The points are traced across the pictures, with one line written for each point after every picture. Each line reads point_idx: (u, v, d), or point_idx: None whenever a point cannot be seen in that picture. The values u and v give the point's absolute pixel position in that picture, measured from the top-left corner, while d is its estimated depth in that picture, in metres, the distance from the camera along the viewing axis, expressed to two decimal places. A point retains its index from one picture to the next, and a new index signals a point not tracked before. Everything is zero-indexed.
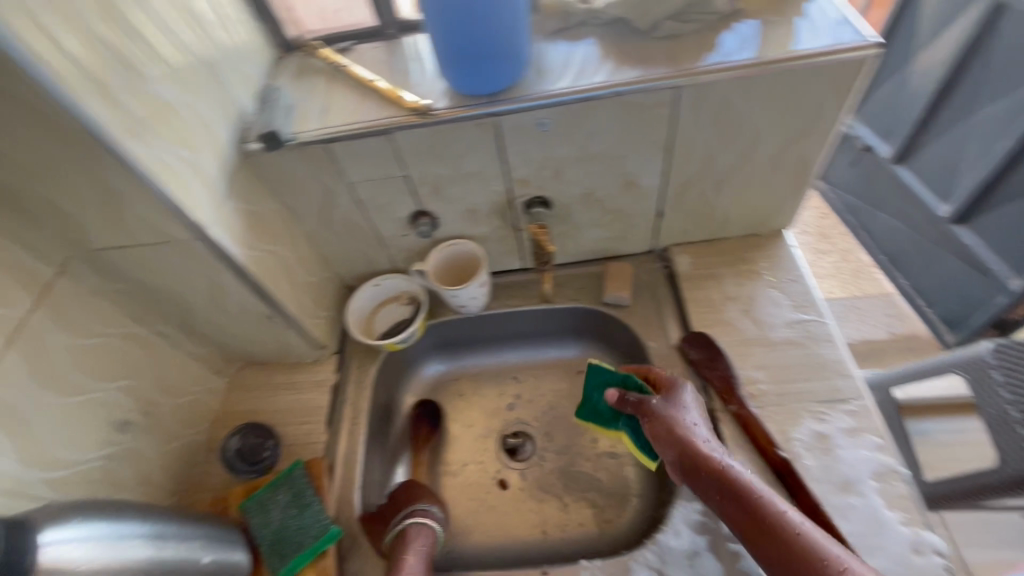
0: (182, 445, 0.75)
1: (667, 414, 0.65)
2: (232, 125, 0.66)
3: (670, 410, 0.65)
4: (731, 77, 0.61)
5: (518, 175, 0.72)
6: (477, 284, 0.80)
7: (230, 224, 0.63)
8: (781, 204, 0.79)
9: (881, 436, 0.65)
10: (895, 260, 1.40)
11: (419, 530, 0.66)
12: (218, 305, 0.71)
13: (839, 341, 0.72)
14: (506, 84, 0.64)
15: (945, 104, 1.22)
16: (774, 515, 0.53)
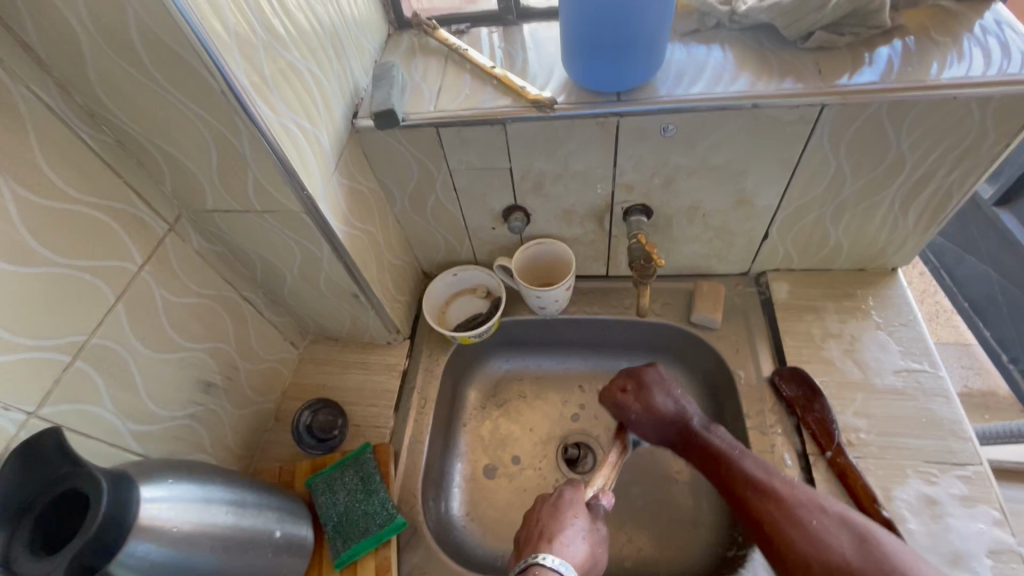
0: (255, 412, 0.76)
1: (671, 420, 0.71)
2: (346, 100, 0.65)
3: (656, 395, 0.72)
4: (885, 100, 0.56)
5: (626, 180, 0.69)
6: (564, 287, 0.77)
7: (335, 199, 0.62)
8: (902, 241, 0.73)
9: (999, 510, 0.59)
10: None
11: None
12: (308, 278, 0.70)
13: (955, 397, 0.66)
14: (633, 84, 0.60)
15: None
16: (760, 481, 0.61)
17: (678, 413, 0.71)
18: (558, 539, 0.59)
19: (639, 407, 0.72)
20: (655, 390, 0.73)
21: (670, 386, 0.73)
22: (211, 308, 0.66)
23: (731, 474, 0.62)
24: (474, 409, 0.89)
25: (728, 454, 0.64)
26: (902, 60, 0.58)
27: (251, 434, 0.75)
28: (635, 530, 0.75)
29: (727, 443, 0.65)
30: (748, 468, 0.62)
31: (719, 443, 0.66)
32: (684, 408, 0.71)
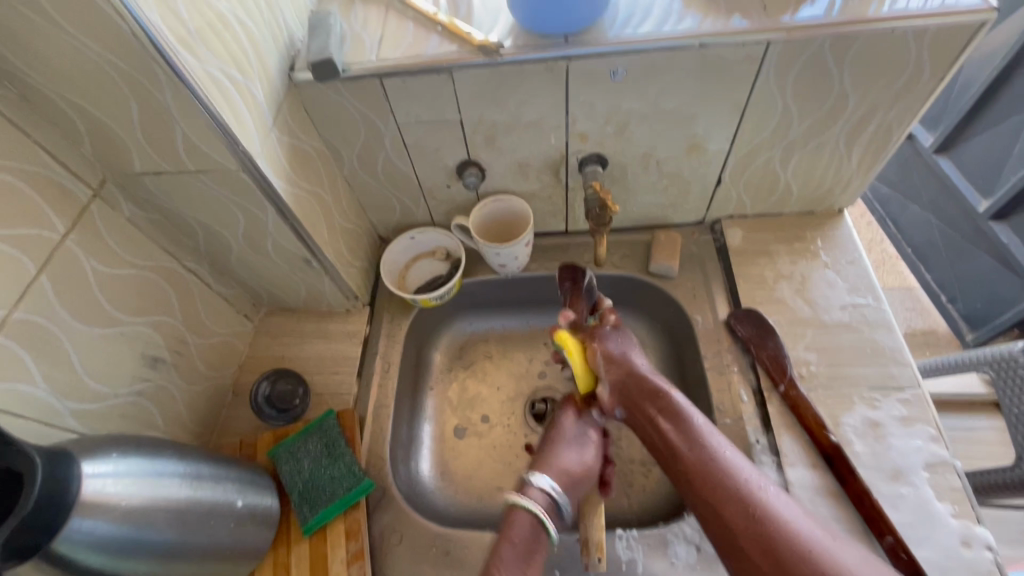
0: (211, 387, 0.73)
1: (616, 371, 0.63)
2: (281, 52, 0.61)
3: (604, 336, 0.66)
4: (828, 34, 0.56)
5: (579, 128, 0.68)
6: (523, 243, 0.76)
7: (275, 157, 0.59)
8: (846, 182, 0.75)
9: (935, 427, 0.63)
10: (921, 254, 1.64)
11: (523, 511, 0.56)
12: (255, 244, 0.67)
13: (895, 327, 0.70)
14: (581, 26, 0.59)
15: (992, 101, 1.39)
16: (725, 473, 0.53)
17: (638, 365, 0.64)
18: (552, 462, 0.61)
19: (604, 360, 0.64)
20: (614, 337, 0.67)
21: (626, 343, 0.67)
22: (151, 280, 0.62)
23: (670, 412, 0.59)
24: (440, 373, 0.88)
25: (664, 394, 0.60)
26: None
27: (207, 410, 0.73)
28: (604, 477, 0.78)
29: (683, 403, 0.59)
30: (689, 414, 0.58)
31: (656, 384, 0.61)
32: (633, 356, 0.65)
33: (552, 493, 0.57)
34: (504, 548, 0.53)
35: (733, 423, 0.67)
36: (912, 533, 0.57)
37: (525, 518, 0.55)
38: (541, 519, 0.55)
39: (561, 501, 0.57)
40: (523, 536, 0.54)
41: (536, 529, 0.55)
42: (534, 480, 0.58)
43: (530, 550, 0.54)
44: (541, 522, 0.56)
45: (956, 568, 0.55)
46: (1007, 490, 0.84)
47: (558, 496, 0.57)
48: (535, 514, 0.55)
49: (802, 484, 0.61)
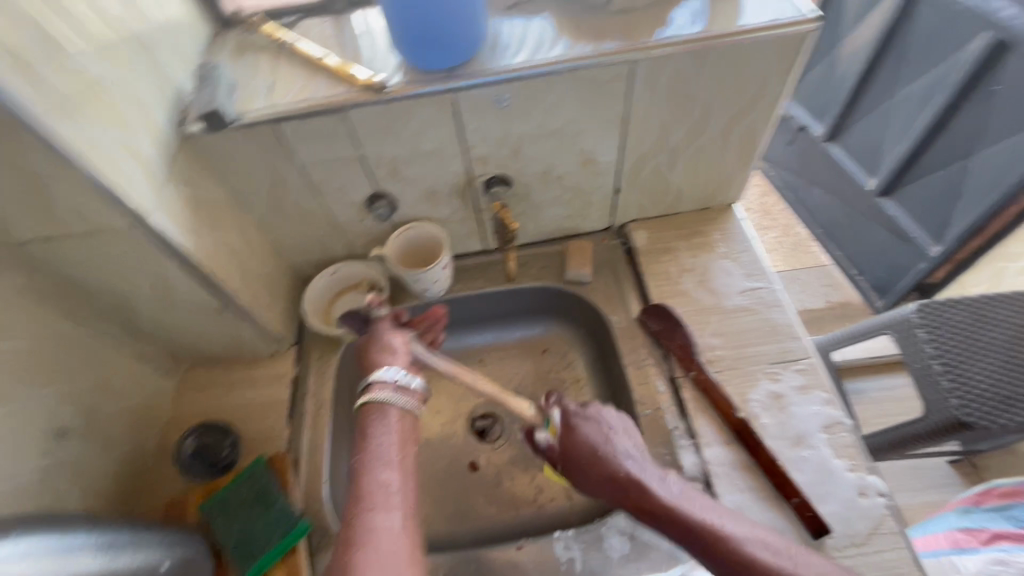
0: (132, 451, 0.71)
1: (577, 454, 0.61)
2: (169, 106, 0.61)
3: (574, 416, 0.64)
4: (682, 51, 0.62)
5: (477, 153, 0.71)
6: (441, 266, 0.78)
7: (172, 210, 0.59)
8: (730, 178, 0.82)
9: (828, 392, 0.69)
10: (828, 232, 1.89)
11: (378, 407, 0.65)
12: (164, 299, 0.66)
13: (787, 305, 0.76)
14: (460, 59, 0.63)
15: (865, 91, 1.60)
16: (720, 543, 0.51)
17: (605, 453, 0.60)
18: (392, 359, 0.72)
19: (577, 441, 0.62)
20: (585, 423, 0.63)
21: (610, 425, 0.63)
22: (51, 349, 0.60)
23: (613, 472, 0.59)
24: None
25: (610, 458, 0.60)
26: (694, 15, 0.65)
27: (130, 475, 0.70)
28: (547, 482, 0.81)
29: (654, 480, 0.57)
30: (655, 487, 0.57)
31: (609, 454, 0.60)
32: (607, 440, 0.61)
33: (392, 378, 0.66)
34: (366, 450, 0.62)
35: (653, 413, 0.71)
36: (817, 491, 0.63)
37: (384, 413, 0.64)
38: (394, 407, 0.65)
39: (393, 375, 0.67)
40: (377, 433, 0.63)
41: (389, 417, 0.64)
42: (376, 375, 0.67)
43: (384, 446, 0.62)
44: (409, 414, 0.66)
45: (856, 517, 0.61)
46: (933, 435, 1.04)
47: (403, 377, 0.67)
48: (388, 401, 0.65)
49: (718, 461, 0.66)
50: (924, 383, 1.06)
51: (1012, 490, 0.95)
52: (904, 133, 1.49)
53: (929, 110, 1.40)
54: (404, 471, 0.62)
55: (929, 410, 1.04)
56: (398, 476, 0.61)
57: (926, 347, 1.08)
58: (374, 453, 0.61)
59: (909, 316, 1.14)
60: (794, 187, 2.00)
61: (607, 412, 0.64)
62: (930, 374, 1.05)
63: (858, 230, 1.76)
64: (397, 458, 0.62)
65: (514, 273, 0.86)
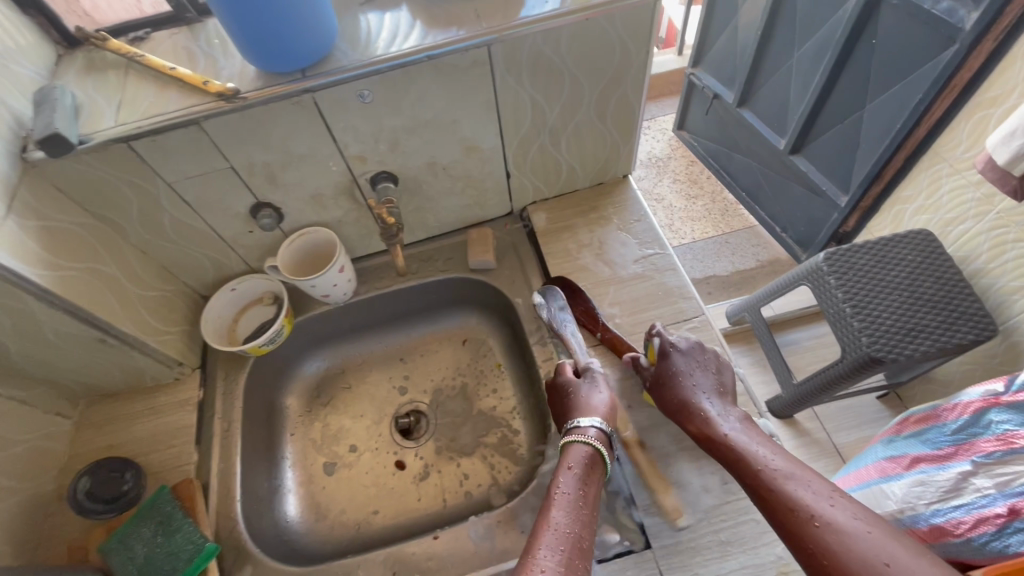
0: (25, 501, 0.67)
1: (657, 384, 0.66)
2: (6, 135, 0.58)
3: (659, 364, 0.67)
4: (535, 31, 0.63)
5: (354, 152, 0.71)
6: (336, 269, 0.77)
7: (19, 243, 0.56)
8: (616, 151, 0.84)
9: (720, 345, 0.72)
10: (753, 196, 1.97)
11: (571, 452, 0.60)
12: (35, 338, 0.63)
13: (680, 268, 0.79)
14: (312, 58, 0.62)
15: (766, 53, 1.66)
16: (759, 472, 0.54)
17: (685, 389, 0.64)
18: (591, 407, 0.64)
19: (666, 374, 0.66)
20: (672, 360, 0.66)
21: (683, 368, 0.66)
22: None
23: (682, 404, 0.63)
24: (298, 416, 0.87)
25: (688, 396, 0.63)
26: None
27: (25, 526, 0.67)
28: (474, 469, 0.81)
29: (717, 419, 0.61)
30: (716, 424, 0.60)
31: (687, 392, 0.64)
32: (683, 373, 0.65)
33: (597, 425, 0.61)
34: (563, 487, 0.57)
35: None
36: None
37: (578, 458, 0.59)
38: (585, 450, 0.60)
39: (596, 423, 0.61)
40: (581, 477, 0.57)
41: (579, 463, 0.59)
42: (575, 422, 0.62)
43: (583, 494, 0.56)
44: (601, 458, 0.59)
45: None
46: (856, 374, 1.09)
47: (604, 425, 0.61)
48: (590, 446, 0.60)
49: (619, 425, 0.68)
50: (840, 326, 1.11)
51: (928, 414, 0.77)
52: (804, 91, 1.56)
53: (823, 68, 1.46)
54: (579, 522, 0.54)
55: (847, 350, 1.09)
56: (564, 517, 0.54)
57: (837, 293, 1.13)
58: (562, 493, 0.56)
59: (821, 267, 1.18)
60: (716, 155, 2.07)
61: (692, 345, 0.68)
62: (843, 316, 1.11)
63: (777, 189, 1.83)
64: (574, 500, 0.55)
65: (404, 269, 0.86)
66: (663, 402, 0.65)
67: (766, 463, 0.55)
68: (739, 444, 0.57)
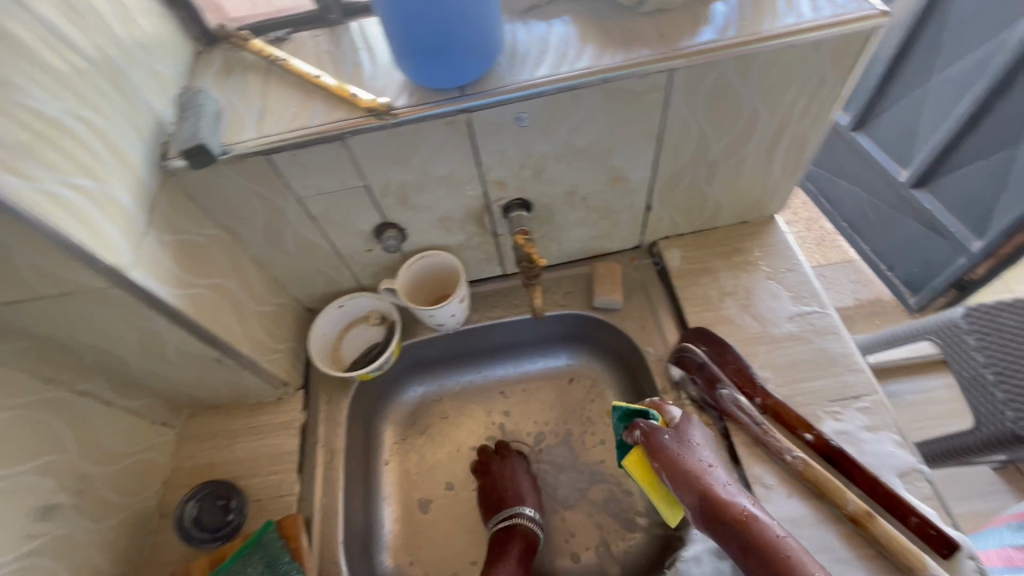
0: (128, 518, 0.65)
1: (672, 450, 0.59)
2: (147, 141, 0.54)
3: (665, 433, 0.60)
4: (728, 56, 0.54)
5: (495, 177, 0.64)
6: (458, 300, 0.72)
7: (155, 260, 0.52)
8: (773, 189, 0.74)
9: (898, 432, 0.61)
10: (855, 226, 1.59)
11: (512, 538, 0.69)
12: (154, 355, 0.60)
13: (844, 332, 0.69)
14: (474, 76, 0.55)
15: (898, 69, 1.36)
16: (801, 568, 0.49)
17: (703, 462, 0.58)
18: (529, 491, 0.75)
19: (681, 440, 0.60)
20: (688, 427, 0.62)
21: (692, 439, 0.61)
22: (29, 419, 0.54)
23: (701, 475, 0.57)
24: (393, 444, 0.82)
25: (699, 468, 0.57)
26: (737, 12, 0.57)
27: (127, 544, 0.64)
28: (583, 529, 0.74)
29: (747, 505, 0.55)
30: (752, 513, 0.54)
31: (697, 463, 0.58)
32: (696, 445, 0.60)
33: (529, 514, 0.71)
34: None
35: None
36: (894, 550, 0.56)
37: (517, 541, 0.69)
38: (526, 536, 0.70)
39: (531, 511, 0.72)
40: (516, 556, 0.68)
41: (523, 545, 0.69)
42: (521, 511, 0.71)
43: None
44: (536, 541, 0.71)
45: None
46: (981, 452, 0.81)
47: (535, 512, 0.72)
48: (529, 531, 0.70)
49: (780, 517, 0.58)
50: (972, 392, 0.83)
51: None
52: (941, 120, 1.28)
53: (972, 94, 1.19)
54: None
55: (979, 421, 0.81)
56: None
57: (975, 354, 0.84)
58: None
59: (957, 321, 0.88)
60: (818, 179, 1.66)
61: (697, 422, 0.63)
62: (980, 384, 0.82)
63: (890, 224, 1.47)
64: None
65: (541, 306, 0.71)
66: (672, 467, 0.58)
67: (803, 556, 0.51)
68: (765, 527, 0.53)
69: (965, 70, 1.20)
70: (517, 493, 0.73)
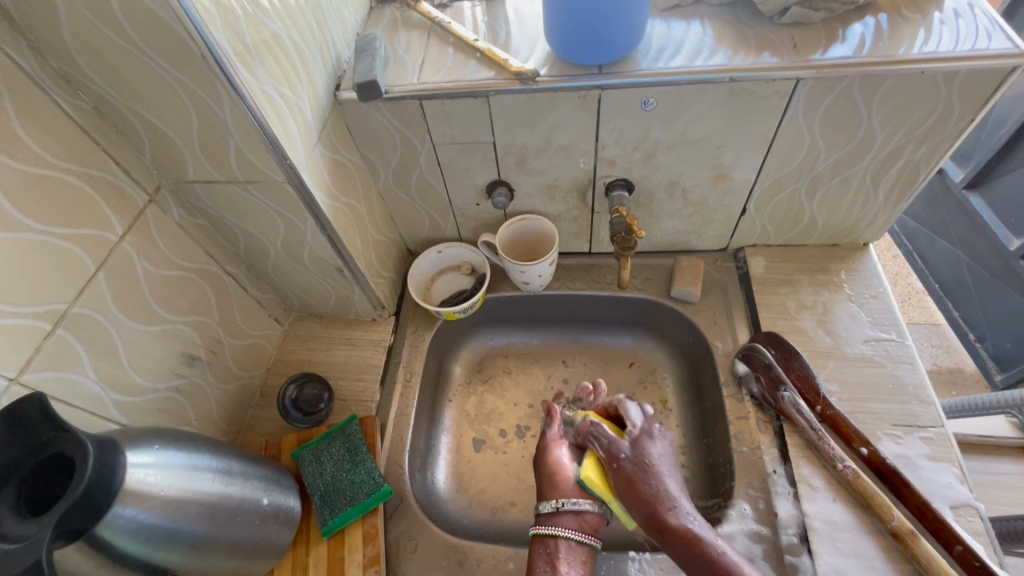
0: (240, 388, 0.76)
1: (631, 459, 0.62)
2: (328, 72, 0.64)
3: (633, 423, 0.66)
4: (856, 73, 0.57)
5: (608, 154, 0.70)
6: (548, 262, 0.78)
7: (317, 169, 0.63)
8: (873, 216, 0.75)
9: (959, 467, 0.62)
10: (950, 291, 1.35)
11: (544, 539, 0.62)
12: (292, 253, 0.71)
13: (921, 365, 0.70)
14: (615, 57, 0.61)
15: None
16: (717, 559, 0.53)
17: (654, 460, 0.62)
18: (569, 482, 0.65)
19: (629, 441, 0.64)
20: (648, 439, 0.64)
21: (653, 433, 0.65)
22: (194, 281, 0.66)
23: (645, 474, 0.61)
24: (459, 385, 0.90)
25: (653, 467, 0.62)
26: (873, 34, 0.59)
27: (236, 409, 0.76)
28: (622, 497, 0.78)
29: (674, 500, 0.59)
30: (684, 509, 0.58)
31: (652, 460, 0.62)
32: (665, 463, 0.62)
33: (556, 506, 0.63)
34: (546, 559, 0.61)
35: (749, 451, 0.68)
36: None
37: (553, 544, 0.61)
38: (562, 540, 0.61)
39: (566, 505, 0.63)
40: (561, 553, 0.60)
41: (561, 550, 0.61)
42: (542, 506, 0.64)
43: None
44: (581, 543, 0.62)
45: None
46: None
47: (570, 505, 0.63)
48: (565, 535, 0.61)
49: (820, 516, 0.61)
50: None
51: None
52: None
53: None
54: None
55: None
56: None
57: None
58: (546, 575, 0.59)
59: None
60: (913, 235, 1.44)
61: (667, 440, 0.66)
62: None
63: (984, 294, 1.26)
64: None
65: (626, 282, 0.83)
66: (625, 479, 0.61)
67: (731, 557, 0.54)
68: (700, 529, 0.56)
69: None
70: (542, 482, 0.67)
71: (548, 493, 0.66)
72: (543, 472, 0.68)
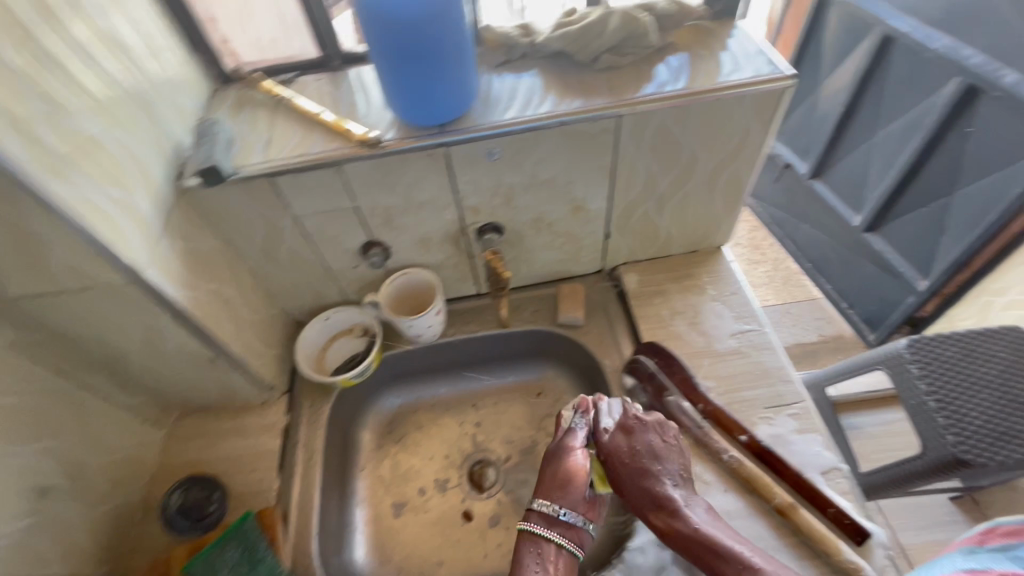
0: (115, 508, 0.69)
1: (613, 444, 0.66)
2: (166, 161, 0.62)
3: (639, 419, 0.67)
4: (664, 108, 0.65)
5: (470, 203, 0.73)
6: (434, 311, 0.79)
7: (165, 263, 0.60)
8: (718, 222, 0.84)
9: (824, 435, 0.69)
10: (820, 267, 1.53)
11: (535, 538, 0.62)
12: (154, 352, 0.66)
13: (778, 347, 0.77)
14: (452, 115, 0.65)
15: (853, 120, 1.33)
16: (716, 546, 0.57)
17: (654, 452, 0.65)
18: (577, 492, 0.64)
19: (630, 440, 0.66)
20: (642, 429, 0.66)
21: (652, 425, 0.66)
22: (36, 404, 0.59)
23: (637, 467, 0.64)
24: (370, 452, 0.87)
25: (644, 461, 0.64)
26: (675, 73, 0.68)
27: (111, 534, 0.68)
28: None
29: (669, 495, 0.62)
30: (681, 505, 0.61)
31: (643, 454, 0.65)
32: (658, 455, 0.64)
33: (553, 513, 0.62)
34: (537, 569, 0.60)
35: None
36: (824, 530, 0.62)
37: (544, 546, 0.61)
38: (554, 546, 0.61)
39: (563, 514, 0.62)
40: (549, 561, 0.60)
41: (552, 553, 0.61)
42: (537, 504, 0.64)
43: None
44: (569, 553, 0.61)
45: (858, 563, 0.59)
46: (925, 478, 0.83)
47: (568, 515, 0.62)
48: (557, 542, 0.61)
49: (717, 509, 0.65)
50: (915, 418, 0.85)
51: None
52: (885, 171, 1.25)
53: (909, 146, 1.18)
54: None
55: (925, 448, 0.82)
56: None
57: (918, 383, 0.87)
58: None
59: (901, 350, 0.92)
60: (782, 223, 1.63)
61: (664, 426, 0.67)
62: (922, 410, 0.84)
63: (845, 266, 1.43)
64: None
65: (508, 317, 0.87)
66: (619, 470, 0.65)
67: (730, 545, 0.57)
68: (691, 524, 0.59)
69: (908, 121, 1.17)
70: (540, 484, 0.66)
71: (551, 495, 0.64)
72: (549, 475, 0.65)
